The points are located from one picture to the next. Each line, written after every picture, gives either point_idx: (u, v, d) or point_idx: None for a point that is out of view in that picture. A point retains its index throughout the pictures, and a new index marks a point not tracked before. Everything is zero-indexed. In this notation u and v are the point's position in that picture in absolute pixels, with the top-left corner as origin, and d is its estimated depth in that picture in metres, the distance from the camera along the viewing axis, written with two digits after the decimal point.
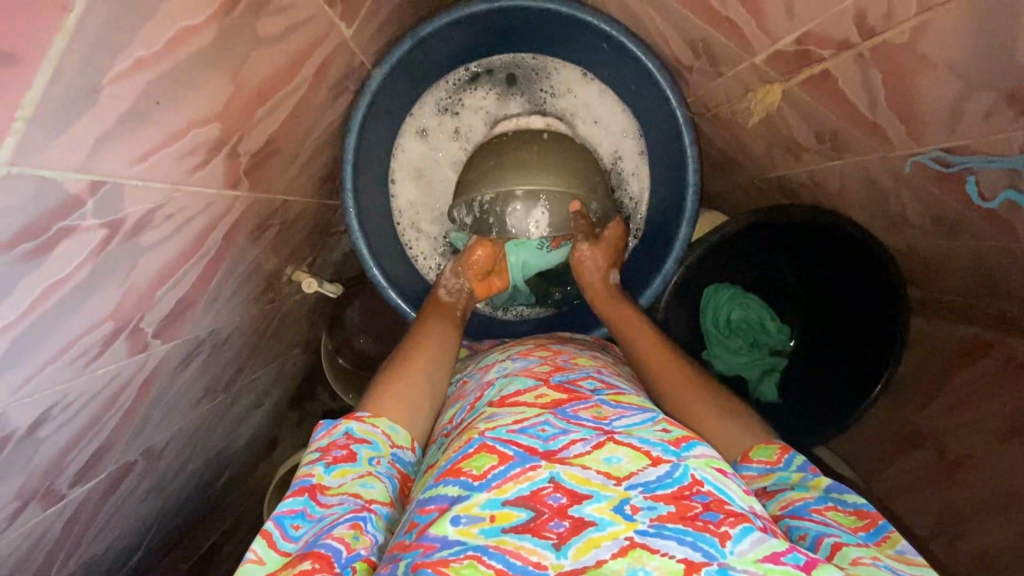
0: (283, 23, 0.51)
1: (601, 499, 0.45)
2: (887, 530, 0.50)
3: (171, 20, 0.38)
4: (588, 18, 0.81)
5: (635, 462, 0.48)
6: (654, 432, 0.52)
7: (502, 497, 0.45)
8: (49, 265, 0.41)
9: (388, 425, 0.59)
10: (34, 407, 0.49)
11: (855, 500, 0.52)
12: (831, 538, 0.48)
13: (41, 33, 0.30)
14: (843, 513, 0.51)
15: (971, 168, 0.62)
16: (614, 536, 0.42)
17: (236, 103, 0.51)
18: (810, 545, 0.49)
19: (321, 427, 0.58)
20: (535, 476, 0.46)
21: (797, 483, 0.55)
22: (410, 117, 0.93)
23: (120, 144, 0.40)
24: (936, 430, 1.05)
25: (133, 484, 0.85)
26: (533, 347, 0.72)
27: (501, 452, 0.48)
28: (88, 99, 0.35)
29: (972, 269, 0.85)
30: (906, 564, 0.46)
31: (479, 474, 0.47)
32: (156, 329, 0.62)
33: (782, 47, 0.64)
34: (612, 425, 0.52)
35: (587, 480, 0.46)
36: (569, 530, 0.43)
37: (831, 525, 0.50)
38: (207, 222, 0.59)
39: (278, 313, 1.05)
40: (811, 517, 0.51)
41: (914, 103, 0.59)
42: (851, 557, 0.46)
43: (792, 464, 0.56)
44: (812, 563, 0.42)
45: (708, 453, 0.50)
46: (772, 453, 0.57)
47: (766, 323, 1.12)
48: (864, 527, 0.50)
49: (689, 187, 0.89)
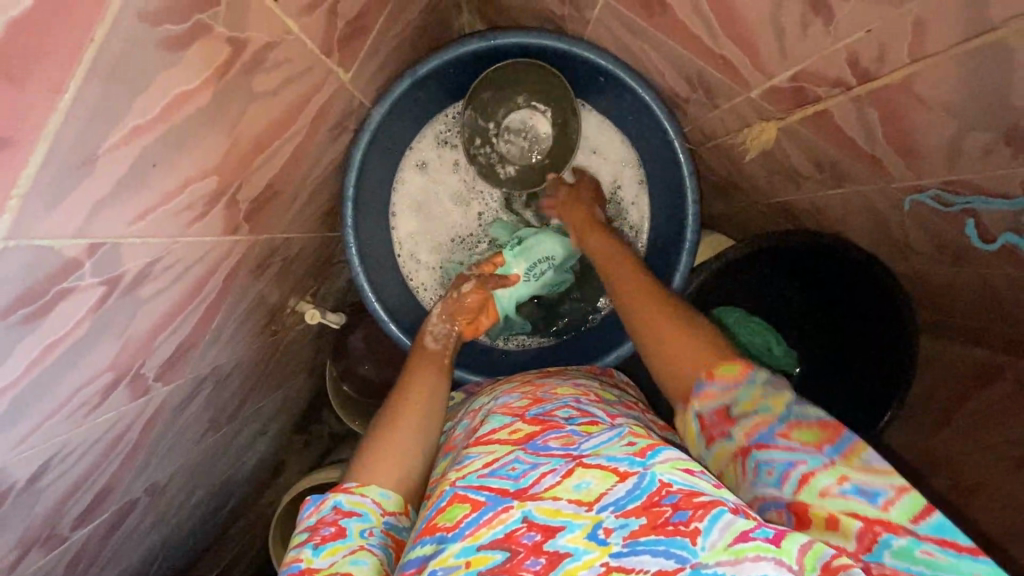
0: (279, 78, 0.52)
1: (574, 529, 0.46)
2: (851, 442, 0.47)
3: (166, 89, 0.39)
4: (585, 53, 0.81)
5: (603, 483, 0.49)
6: (620, 448, 0.52)
7: (476, 543, 0.47)
8: (48, 326, 0.41)
9: (378, 491, 0.58)
10: (34, 459, 0.50)
11: (815, 413, 0.51)
12: (798, 469, 0.47)
13: (34, 117, 0.31)
14: (806, 430, 0.49)
15: (973, 208, 0.61)
16: (589, 565, 0.44)
17: (233, 157, 0.52)
18: (776, 480, 0.48)
19: (309, 504, 0.57)
20: (507, 518, 0.48)
21: (760, 404, 0.52)
22: (409, 150, 0.94)
23: (116, 207, 0.41)
24: (951, 456, 1.02)
25: (137, 520, 0.86)
26: (516, 385, 0.74)
27: (472, 499, 0.50)
28: (82, 171, 0.36)
29: (981, 295, 0.83)
30: (873, 476, 0.45)
31: (451, 526, 0.49)
32: (157, 373, 0.63)
33: (777, 84, 0.64)
34: (580, 450, 0.53)
35: (559, 511, 0.47)
36: (545, 566, 0.45)
37: (797, 451, 0.48)
38: (205, 268, 0.59)
39: (281, 343, 1.06)
40: (777, 445, 0.49)
41: (912, 140, 0.59)
42: (819, 490, 0.46)
43: (753, 381, 0.53)
44: (780, 535, 0.43)
45: (675, 456, 0.50)
46: (736, 370, 0.55)
47: (772, 347, 1.08)
48: (828, 441, 0.48)
49: (689, 215, 0.89)
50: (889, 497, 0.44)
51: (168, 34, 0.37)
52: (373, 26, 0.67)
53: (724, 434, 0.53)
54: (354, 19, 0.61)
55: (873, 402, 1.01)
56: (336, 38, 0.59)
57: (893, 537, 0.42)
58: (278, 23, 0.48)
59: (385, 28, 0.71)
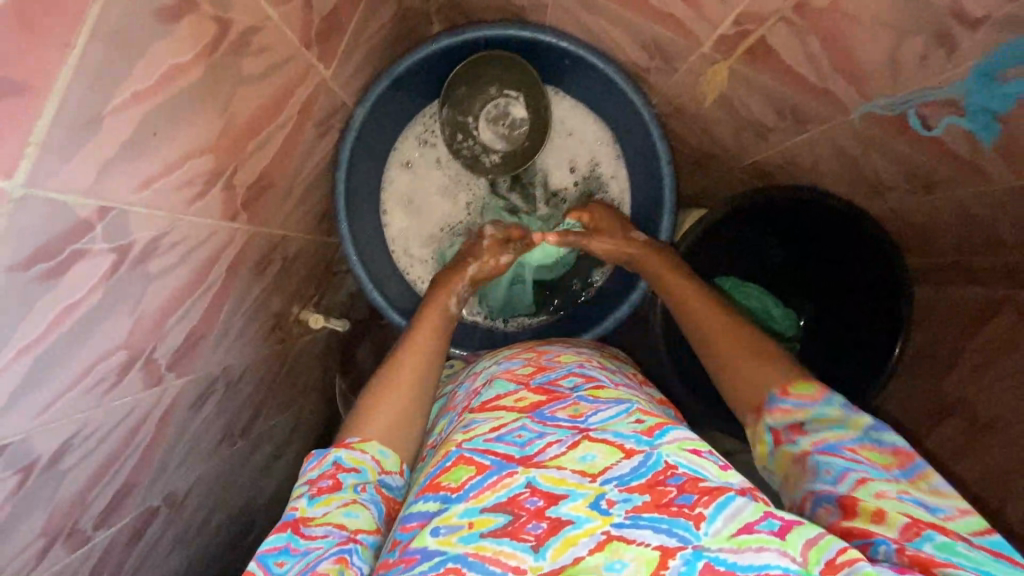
0: (262, 64, 0.58)
1: (577, 497, 0.46)
2: (923, 467, 0.47)
3: (161, 59, 0.44)
4: (546, 38, 0.86)
5: (609, 458, 0.49)
6: (627, 425, 0.52)
7: (480, 505, 0.46)
8: (64, 286, 0.45)
9: (378, 449, 0.58)
10: (56, 434, 0.52)
11: (893, 439, 0.49)
12: (858, 473, 0.47)
13: (49, 68, 0.36)
14: (878, 452, 0.49)
15: (912, 105, 0.64)
16: (590, 532, 0.43)
17: (227, 137, 0.57)
18: (833, 479, 0.48)
19: (312, 457, 0.57)
20: (511, 483, 0.47)
21: (835, 421, 0.52)
22: (395, 152, 0.99)
23: (122, 173, 0.45)
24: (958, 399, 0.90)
25: (156, 536, 0.84)
26: (518, 349, 0.72)
27: (478, 462, 0.49)
28: (91, 129, 0.41)
29: (953, 217, 0.80)
30: (938, 497, 0.45)
31: (457, 486, 0.48)
32: (169, 362, 0.65)
33: (724, 31, 0.69)
34: (587, 423, 0.53)
35: (563, 480, 0.47)
36: (547, 531, 0.44)
37: (861, 462, 0.48)
38: (207, 254, 0.63)
39: (288, 358, 1.03)
40: (843, 453, 0.49)
41: (855, 60, 0.63)
42: (875, 490, 0.45)
43: (834, 403, 0.52)
44: (786, 527, 0.43)
45: (682, 436, 0.51)
46: (812, 391, 0.54)
47: (770, 310, 1.08)
48: (898, 464, 0.48)
49: (666, 179, 0.92)
50: (950, 514, 0.44)
51: (160, 4, 0.42)
52: (348, 25, 0.73)
53: (792, 442, 0.52)
54: (330, 14, 0.67)
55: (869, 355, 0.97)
56: (314, 32, 0.65)
57: (936, 533, 0.42)
58: (257, 8, 0.54)
59: (359, 29, 0.77)
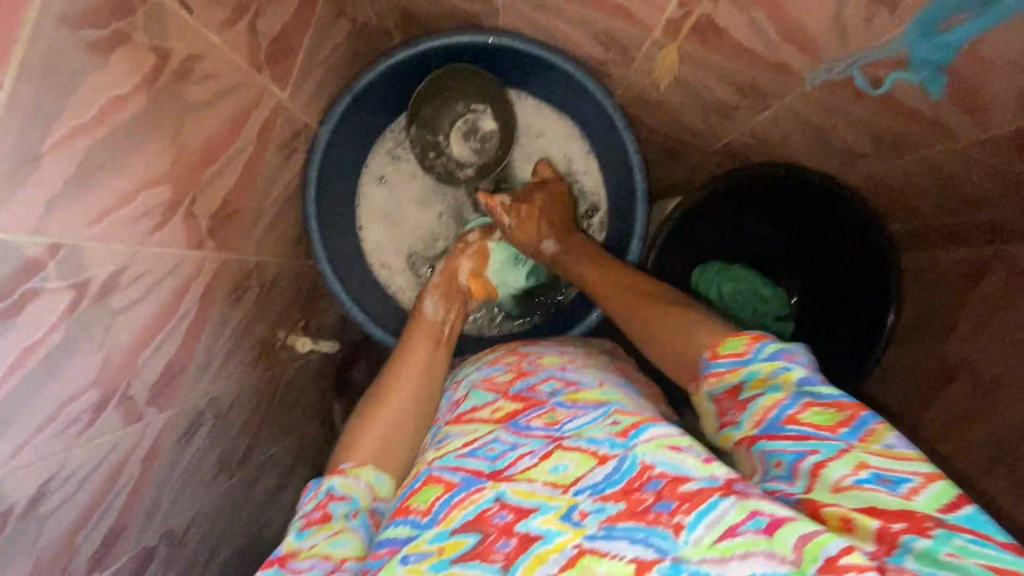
0: (212, 91, 0.59)
1: (548, 510, 0.44)
2: (871, 424, 0.45)
3: (97, 93, 0.46)
4: (504, 42, 0.86)
5: (581, 466, 0.47)
6: (603, 429, 0.49)
7: (449, 528, 0.45)
8: (21, 328, 0.45)
9: (372, 475, 0.59)
10: (31, 477, 0.52)
11: (831, 393, 0.47)
12: (809, 460, 0.45)
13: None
14: (821, 410, 0.46)
15: (860, 63, 0.63)
16: (560, 548, 0.42)
17: (181, 166, 0.58)
18: (787, 474, 0.46)
19: (306, 488, 0.58)
20: (479, 498, 0.46)
21: (771, 384, 0.50)
22: (366, 168, 0.99)
23: (71, 209, 0.46)
24: (958, 362, 0.86)
25: None
26: (502, 352, 0.69)
27: (446, 481, 0.48)
28: (29, 166, 0.42)
29: (925, 176, 0.78)
30: (894, 462, 0.42)
31: (426, 510, 0.47)
32: (149, 397, 0.64)
33: (670, 14, 0.69)
34: (562, 431, 0.50)
35: (532, 493, 0.45)
36: (516, 549, 0.43)
37: (809, 438, 0.45)
38: (177, 284, 0.63)
39: (281, 386, 0.97)
40: (786, 433, 0.47)
41: (801, 28, 0.63)
42: (833, 481, 0.43)
43: (762, 354, 0.51)
44: (775, 524, 0.39)
45: (659, 433, 0.47)
46: (740, 346, 0.53)
47: (762, 292, 1.05)
48: (845, 423, 0.45)
49: (636, 166, 0.92)
50: (913, 488, 0.41)
51: (89, 38, 0.44)
52: (301, 46, 0.74)
53: (735, 423, 0.51)
54: (279, 37, 0.69)
55: (866, 330, 0.94)
56: (263, 55, 0.66)
57: (915, 538, 0.39)
58: (199, 35, 0.55)
59: (313, 49, 0.78)
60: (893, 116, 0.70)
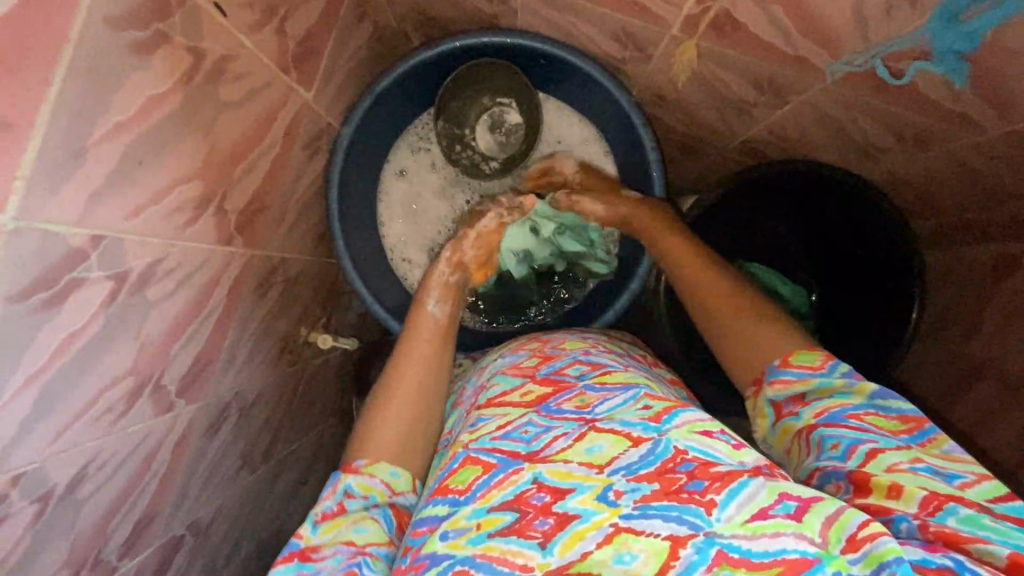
0: (242, 90, 0.62)
1: (585, 491, 0.44)
2: (933, 433, 0.47)
3: (139, 90, 0.48)
4: (522, 41, 0.87)
5: (616, 447, 0.47)
6: (635, 412, 0.50)
7: (487, 505, 0.45)
8: (64, 316, 0.47)
9: (388, 471, 0.58)
10: (69, 462, 0.54)
11: (900, 406, 0.49)
12: (867, 445, 0.46)
13: (31, 103, 0.40)
14: (885, 418, 0.48)
15: (882, 56, 0.63)
16: (598, 526, 0.42)
17: (212, 163, 0.60)
18: (840, 454, 0.46)
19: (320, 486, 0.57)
20: (518, 479, 0.46)
21: (838, 389, 0.51)
22: (388, 161, 1.01)
23: (112, 202, 0.48)
24: (989, 356, 0.83)
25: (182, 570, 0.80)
26: (526, 340, 0.71)
27: (484, 462, 0.48)
28: (76, 162, 0.44)
29: (949, 172, 0.77)
30: (952, 462, 0.44)
31: (464, 488, 0.47)
32: (180, 388, 0.66)
33: (688, 11, 0.70)
34: (594, 413, 0.51)
35: (570, 474, 0.45)
36: (554, 527, 0.43)
37: (868, 431, 0.47)
38: (206, 278, 0.64)
39: (303, 382, 0.99)
40: (846, 422, 0.48)
41: (821, 22, 0.62)
42: (887, 464, 0.44)
43: (835, 369, 0.51)
44: (803, 508, 0.41)
45: (692, 418, 0.48)
46: (815, 359, 0.53)
47: (780, 288, 1.04)
48: (908, 430, 0.47)
49: (653, 162, 0.92)
50: (967, 480, 0.43)
51: (132, 38, 0.46)
52: (325, 48, 0.76)
53: (793, 414, 0.52)
54: (305, 38, 0.71)
55: (883, 335, 0.92)
56: (290, 56, 0.69)
57: (959, 505, 0.41)
58: (231, 37, 0.58)
59: (336, 52, 0.80)
60: (915, 109, 0.70)
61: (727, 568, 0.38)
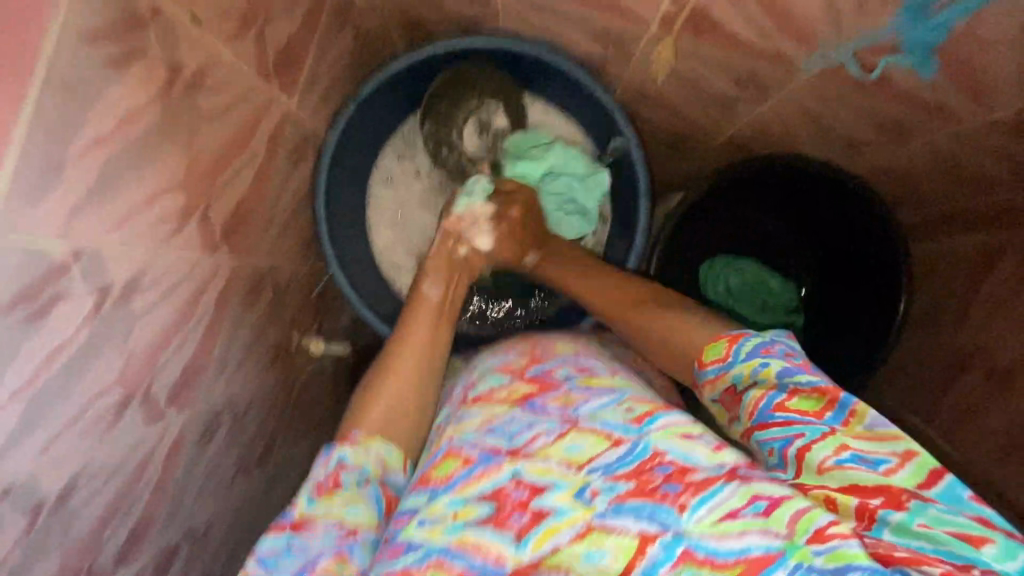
0: (222, 99, 0.62)
1: (562, 488, 0.45)
2: (852, 404, 0.45)
3: (117, 103, 0.48)
4: (506, 45, 0.88)
5: (596, 447, 0.47)
6: (618, 414, 0.50)
7: (464, 498, 0.46)
8: (48, 330, 0.48)
9: (382, 446, 0.58)
10: (60, 473, 0.54)
11: (805, 378, 0.48)
12: (795, 445, 0.45)
13: (5, 120, 0.40)
14: (805, 397, 0.47)
15: (859, 49, 0.63)
16: (571, 523, 0.43)
17: (194, 173, 0.60)
18: (778, 462, 0.46)
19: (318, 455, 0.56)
20: (496, 475, 0.47)
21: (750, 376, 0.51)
22: (376, 167, 1.01)
23: (92, 215, 0.49)
24: (976, 346, 0.83)
25: None
26: (515, 339, 0.71)
27: (466, 455, 0.49)
28: (55, 175, 0.44)
29: (931, 163, 0.78)
30: (874, 444, 0.43)
31: (445, 480, 0.48)
32: (169, 397, 0.66)
33: (665, 10, 0.70)
34: (577, 413, 0.51)
35: (548, 471, 0.46)
36: (529, 522, 0.44)
37: (794, 424, 0.46)
38: (192, 288, 0.65)
39: (296, 388, 0.99)
40: (774, 420, 0.47)
41: (797, 18, 0.63)
42: (816, 464, 0.43)
43: (740, 355, 0.52)
44: (774, 505, 0.41)
45: (671, 421, 0.48)
46: (722, 350, 0.55)
47: (771, 283, 1.04)
48: (829, 406, 0.46)
49: (638, 161, 0.93)
50: (892, 465, 0.42)
51: (108, 52, 0.46)
52: (306, 55, 0.77)
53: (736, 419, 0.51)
54: (285, 46, 0.71)
55: (870, 329, 0.93)
56: (271, 64, 0.69)
57: (890, 512, 0.40)
58: (209, 47, 0.58)
59: (318, 58, 0.80)
60: (894, 101, 0.70)
61: (691, 567, 0.40)
